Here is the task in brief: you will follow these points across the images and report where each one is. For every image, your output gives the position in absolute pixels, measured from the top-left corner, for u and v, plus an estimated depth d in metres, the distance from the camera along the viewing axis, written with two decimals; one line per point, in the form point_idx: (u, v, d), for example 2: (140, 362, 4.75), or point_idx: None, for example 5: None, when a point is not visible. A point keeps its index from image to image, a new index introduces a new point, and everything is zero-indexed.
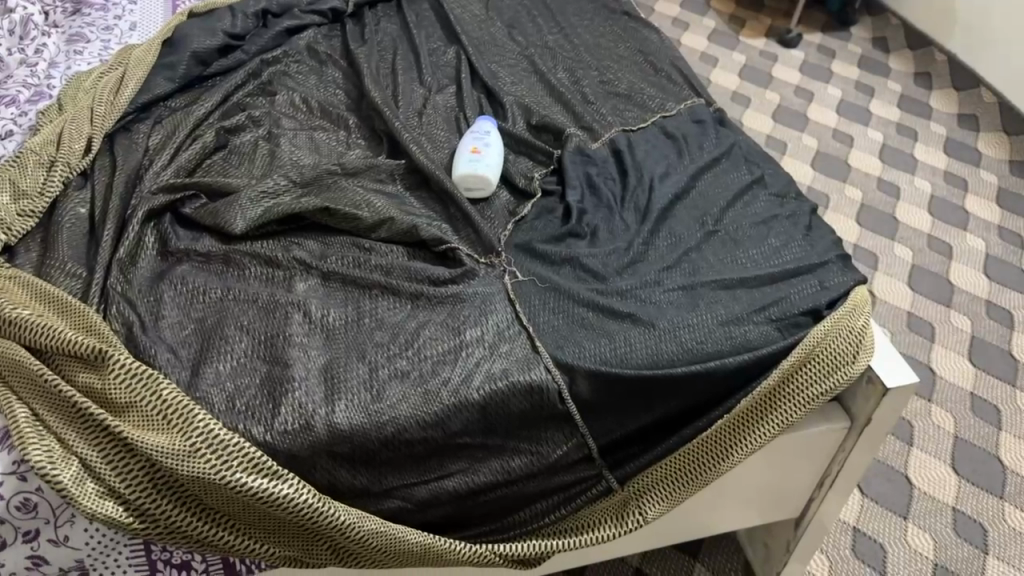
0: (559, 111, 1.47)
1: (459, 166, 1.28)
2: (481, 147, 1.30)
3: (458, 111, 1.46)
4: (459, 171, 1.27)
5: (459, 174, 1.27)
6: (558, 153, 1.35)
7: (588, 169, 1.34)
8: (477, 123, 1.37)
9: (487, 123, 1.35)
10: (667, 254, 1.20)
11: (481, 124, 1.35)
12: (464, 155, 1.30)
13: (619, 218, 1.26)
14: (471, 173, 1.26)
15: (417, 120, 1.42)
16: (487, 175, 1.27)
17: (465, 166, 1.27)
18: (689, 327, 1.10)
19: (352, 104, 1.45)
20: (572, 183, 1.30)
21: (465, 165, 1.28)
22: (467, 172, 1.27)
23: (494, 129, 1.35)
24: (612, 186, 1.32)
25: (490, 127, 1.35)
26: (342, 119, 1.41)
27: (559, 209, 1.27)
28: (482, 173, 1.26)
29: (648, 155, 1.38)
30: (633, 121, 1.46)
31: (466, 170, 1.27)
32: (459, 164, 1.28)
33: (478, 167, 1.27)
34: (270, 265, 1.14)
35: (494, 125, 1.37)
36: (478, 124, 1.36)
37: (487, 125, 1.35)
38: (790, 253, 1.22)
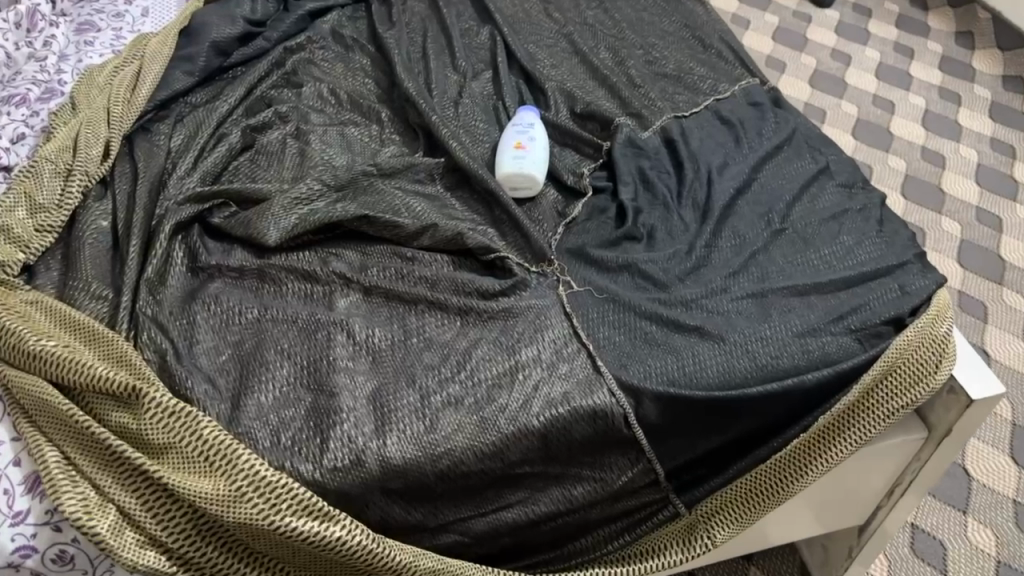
0: (604, 97, 1.38)
1: (503, 164, 1.19)
2: (525, 142, 1.22)
3: (496, 100, 1.36)
4: (503, 171, 1.19)
5: (504, 174, 1.18)
6: (607, 144, 1.26)
7: (641, 161, 1.24)
8: (517, 114, 1.27)
9: (529, 114, 1.26)
10: (733, 258, 1.11)
11: (522, 116, 1.26)
12: (507, 151, 1.21)
13: (677, 216, 1.17)
14: (517, 172, 1.18)
15: (454, 112, 1.32)
16: (534, 173, 1.18)
17: (510, 165, 1.19)
18: (763, 341, 1.02)
19: (383, 94, 1.36)
20: (625, 179, 1.21)
21: (509, 163, 1.19)
22: (512, 171, 1.18)
23: (537, 119, 1.26)
24: (668, 179, 1.22)
25: (533, 118, 1.26)
26: (374, 112, 1.32)
27: (613, 208, 1.18)
28: (529, 172, 1.18)
29: (704, 145, 1.28)
30: (684, 105, 1.36)
31: (511, 169, 1.18)
32: (503, 162, 1.19)
33: (524, 166, 1.18)
34: (308, 279, 1.06)
35: (536, 115, 1.27)
36: (519, 115, 1.27)
37: (528, 116, 1.26)
38: (865, 253, 1.13)
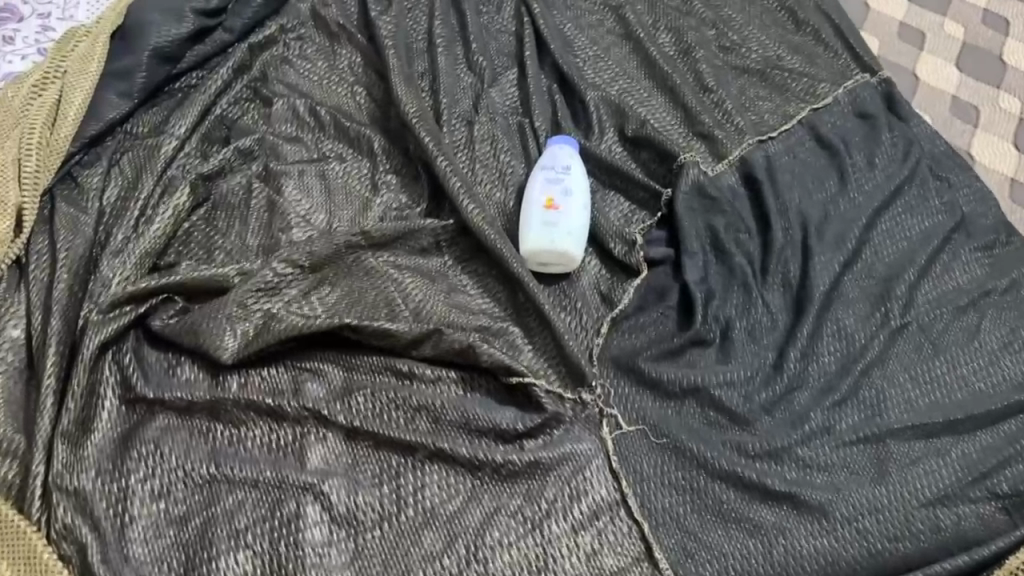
0: (664, 109, 1.05)
1: (529, 233, 0.90)
2: (559, 198, 0.92)
3: (522, 117, 1.05)
4: (529, 243, 0.90)
5: (530, 248, 0.90)
6: (669, 191, 0.95)
7: (713, 218, 0.94)
8: (549, 150, 0.97)
9: (564, 152, 0.96)
10: (835, 376, 0.83)
11: (554, 154, 0.96)
12: (535, 212, 0.91)
13: (762, 305, 0.88)
14: (548, 246, 0.89)
15: (467, 140, 1.03)
16: (570, 247, 0.89)
17: (539, 234, 0.90)
18: (877, 516, 0.76)
19: (377, 109, 1.06)
20: (693, 247, 0.91)
21: (538, 232, 0.90)
22: (541, 245, 0.89)
23: (575, 159, 0.96)
24: (749, 245, 0.92)
25: (569, 158, 0.95)
26: (364, 140, 1.02)
27: (675, 292, 0.90)
28: (564, 245, 0.89)
29: (797, 187, 0.97)
30: (770, 119, 1.03)
31: (540, 243, 0.89)
32: (529, 229, 0.91)
33: (557, 237, 0.89)
34: (273, 417, 0.81)
35: (574, 151, 0.97)
36: (550, 152, 0.96)
37: (563, 155, 0.96)
38: (1014, 365, 0.84)
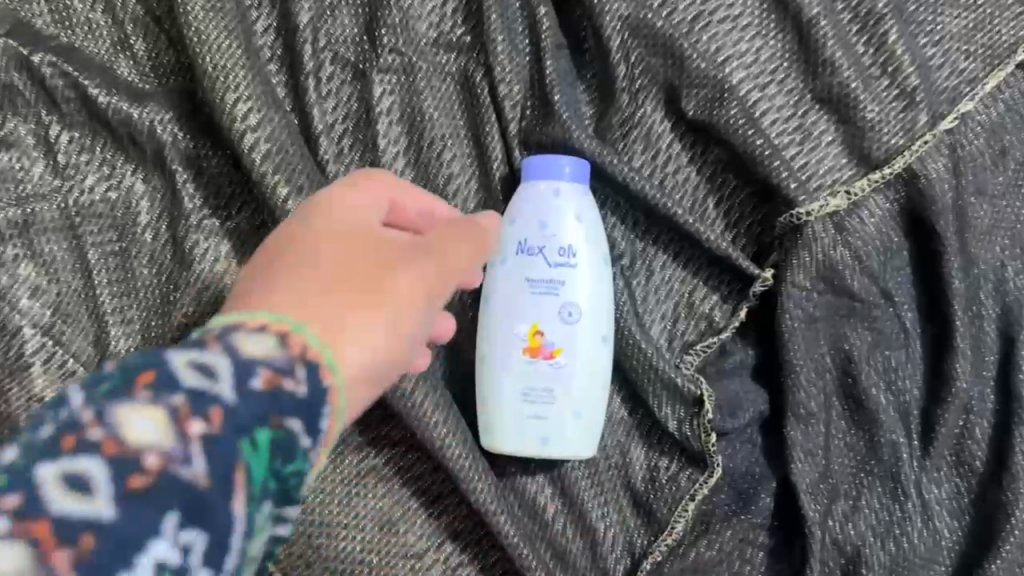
0: (758, 31, 0.52)
1: (493, 412, 0.47)
2: (552, 337, 0.46)
3: (471, 56, 0.52)
4: (496, 434, 0.47)
5: (495, 444, 0.47)
6: (768, 276, 0.49)
7: (848, 331, 0.49)
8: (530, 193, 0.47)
9: (563, 211, 0.46)
10: None
11: (544, 212, 0.46)
12: (507, 365, 0.46)
13: (920, 515, 0.49)
14: (533, 447, 0.46)
15: (357, 122, 0.51)
16: (575, 451, 0.46)
17: (515, 419, 0.46)
18: None
19: (161, 44, 0.51)
20: (810, 408, 0.48)
21: (512, 415, 0.46)
22: (520, 442, 0.46)
23: (587, 225, 0.46)
24: (903, 382, 0.50)
25: (575, 226, 0.46)
26: (146, 138, 0.50)
27: (767, 492, 0.49)
28: (563, 448, 0.46)
29: (999, 235, 0.51)
30: (963, 60, 0.52)
31: (515, 438, 0.46)
32: (494, 402, 0.47)
33: (548, 431, 0.46)
34: None
35: (584, 196, 0.47)
36: (534, 206, 0.46)
37: (562, 215, 0.46)
38: None
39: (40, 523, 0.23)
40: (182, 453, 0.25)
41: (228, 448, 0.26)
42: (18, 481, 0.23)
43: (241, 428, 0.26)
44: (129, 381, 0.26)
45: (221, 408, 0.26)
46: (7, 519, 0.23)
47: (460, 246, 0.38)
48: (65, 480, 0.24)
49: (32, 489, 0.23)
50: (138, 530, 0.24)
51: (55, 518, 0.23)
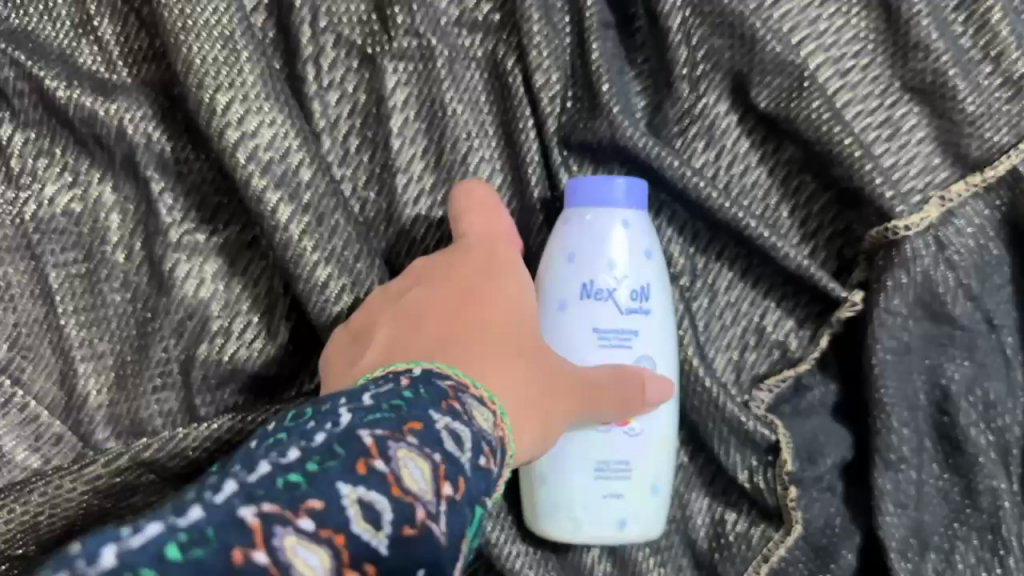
0: (838, 7, 0.44)
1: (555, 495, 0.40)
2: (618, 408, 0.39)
3: (500, 37, 0.44)
4: (559, 519, 0.40)
5: (561, 532, 0.40)
6: (858, 297, 0.42)
7: (943, 362, 0.42)
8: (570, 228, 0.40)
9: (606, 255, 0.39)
10: None
11: (604, 249, 0.39)
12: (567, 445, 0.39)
13: None
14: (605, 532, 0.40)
15: (365, 115, 0.43)
16: (649, 527, 0.40)
17: (591, 500, 0.39)
18: None
19: (131, 28, 0.42)
20: (902, 452, 0.42)
21: (587, 496, 0.39)
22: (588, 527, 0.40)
23: (653, 262, 0.40)
24: (1009, 420, 0.43)
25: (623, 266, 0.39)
26: (114, 140, 0.42)
27: (850, 548, 0.42)
28: (642, 530, 0.40)
29: None
30: None
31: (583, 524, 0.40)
32: (557, 481, 0.40)
33: (620, 513, 0.39)
34: None
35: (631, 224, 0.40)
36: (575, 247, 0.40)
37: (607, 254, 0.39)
38: None
39: (342, 533, 0.22)
40: (437, 509, 0.24)
41: (469, 514, 0.25)
42: (323, 488, 0.22)
43: (473, 504, 0.25)
44: (401, 422, 0.25)
45: (463, 480, 0.25)
46: (313, 522, 0.21)
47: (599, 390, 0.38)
48: (364, 503, 0.22)
49: (338, 499, 0.22)
50: (409, 564, 0.22)
51: (355, 534, 0.22)
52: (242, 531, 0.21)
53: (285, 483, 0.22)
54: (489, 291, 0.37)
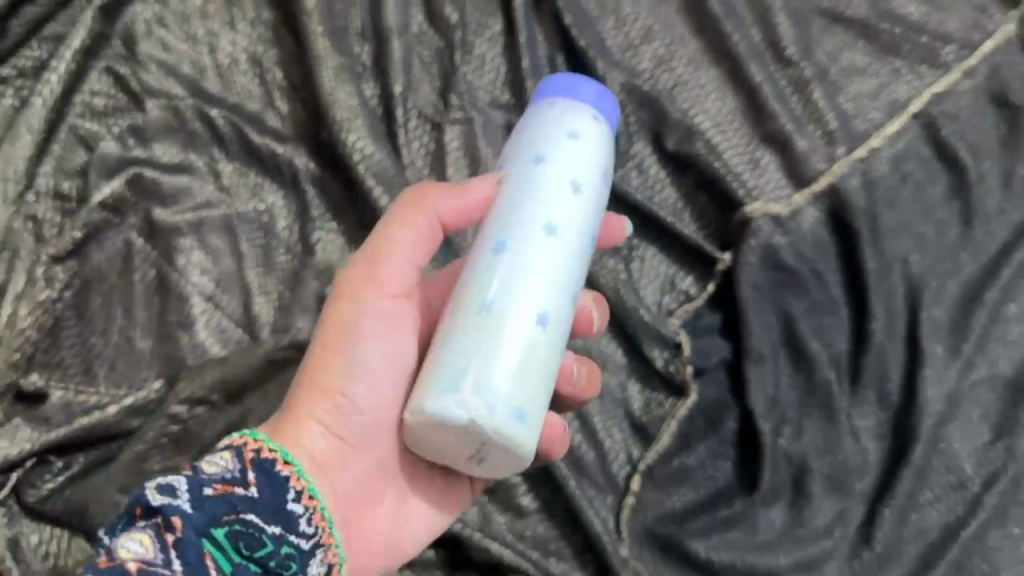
0: (719, 96, 0.73)
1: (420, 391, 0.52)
2: (492, 237, 0.51)
3: (514, 113, 0.74)
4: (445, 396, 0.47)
5: (433, 389, 0.47)
6: (727, 256, 0.69)
7: (788, 300, 0.67)
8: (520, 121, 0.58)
9: (552, 138, 0.54)
10: (934, 544, 0.64)
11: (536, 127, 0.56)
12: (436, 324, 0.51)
13: (849, 435, 0.65)
14: (453, 378, 0.47)
15: (432, 157, 0.73)
16: (486, 379, 0.47)
17: (451, 377, 0.47)
18: None
19: (298, 108, 0.73)
20: (762, 352, 0.66)
21: (448, 376, 0.47)
22: (442, 373, 0.48)
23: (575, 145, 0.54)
24: (835, 338, 0.67)
25: (565, 141, 0.54)
26: (285, 167, 0.72)
27: (731, 417, 0.66)
28: (495, 398, 0.46)
29: (904, 233, 0.69)
30: (871, 111, 0.72)
31: (435, 364, 0.48)
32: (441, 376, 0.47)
33: (471, 330, 0.48)
34: None
35: (596, 122, 0.56)
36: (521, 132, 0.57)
37: (552, 126, 0.55)
38: None
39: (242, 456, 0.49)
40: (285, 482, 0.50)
41: (198, 536, 0.45)
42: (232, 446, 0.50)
43: (202, 529, 0.45)
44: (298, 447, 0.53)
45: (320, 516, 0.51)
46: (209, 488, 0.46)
47: (448, 202, 0.56)
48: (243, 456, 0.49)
49: (225, 458, 0.49)
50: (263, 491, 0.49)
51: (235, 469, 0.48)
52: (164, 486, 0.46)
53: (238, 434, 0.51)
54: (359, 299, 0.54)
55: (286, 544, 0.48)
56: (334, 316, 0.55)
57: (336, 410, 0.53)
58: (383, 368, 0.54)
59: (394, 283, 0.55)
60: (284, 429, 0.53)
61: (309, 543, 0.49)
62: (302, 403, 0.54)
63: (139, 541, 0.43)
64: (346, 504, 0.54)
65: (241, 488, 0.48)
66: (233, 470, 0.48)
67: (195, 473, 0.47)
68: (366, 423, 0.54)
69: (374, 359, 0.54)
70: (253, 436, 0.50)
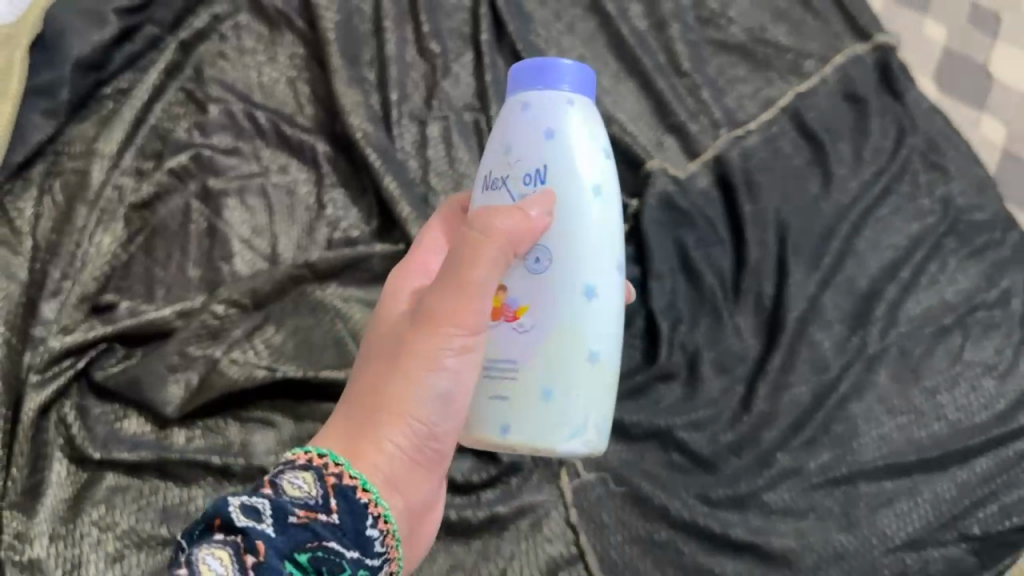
0: (632, 99, 0.97)
1: (474, 405, 0.61)
2: (575, 279, 0.59)
3: (479, 112, 0.97)
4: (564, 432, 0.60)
5: (562, 436, 0.60)
6: (635, 203, 0.89)
7: (682, 233, 0.88)
8: (527, 115, 0.61)
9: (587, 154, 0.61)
10: (805, 411, 0.79)
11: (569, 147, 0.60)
12: (505, 347, 0.60)
13: (732, 331, 0.83)
14: (577, 426, 0.60)
15: (418, 144, 0.96)
16: (591, 410, 0.61)
17: (561, 414, 0.60)
18: (842, 564, 0.72)
19: (319, 112, 0.98)
20: (662, 270, 0.85)
21: (559, 411, 0.60)
22: (564, 424, 0.60)
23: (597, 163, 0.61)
24: (719, 261, 0.87)
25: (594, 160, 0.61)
26: (307, 149, 0.96)
27: (639, 318, 0.85)
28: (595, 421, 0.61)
29: (775, 186, 0.90)
30: (748, 107, 0.95)
31: (544, 406, 0.59)
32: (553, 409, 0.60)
33: (582, 383, 0.60)
34: (221, 475, 0.79)
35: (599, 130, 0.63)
36: (549, 150, 0.60)
37: (580, 153, 0.60)
38: (997, 391, 0.80)
39: (326, 479, 0.54)
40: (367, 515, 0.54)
41: (280, 560, 0.49)
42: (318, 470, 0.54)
43: (284, 552, 0.50)
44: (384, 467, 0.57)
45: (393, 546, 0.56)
46: (296, 509, 0.51)
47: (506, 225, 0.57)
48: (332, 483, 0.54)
49: (311, 480, 0.53)
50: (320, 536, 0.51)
51: (317, 499, 0.53)
52: (252, 510, 0.50)
53: (307, 475, 0.54)
54: (437, 318, 0.58)
55: (362, 567, 0.53)
56: (418, 350, 0.57)
57: (419, 429, 0.58)
58: (457, 390, 0.59)
59: (474, 320, 0.58)
60: (362, 454, 0.56)
61: (380, 561, 0.55)
62: (376, 420, 0.57)
63: (219, 558, 0.48)
64: (412, 517, 0.61)
65: (323, 514, 0.52)
66: (315, 492, 0.53)
67: (279, 497, 0.51)
68: (434, 442, 0.59)
69: (447, 383, 0.58)
70: (332, 458, 0.55)
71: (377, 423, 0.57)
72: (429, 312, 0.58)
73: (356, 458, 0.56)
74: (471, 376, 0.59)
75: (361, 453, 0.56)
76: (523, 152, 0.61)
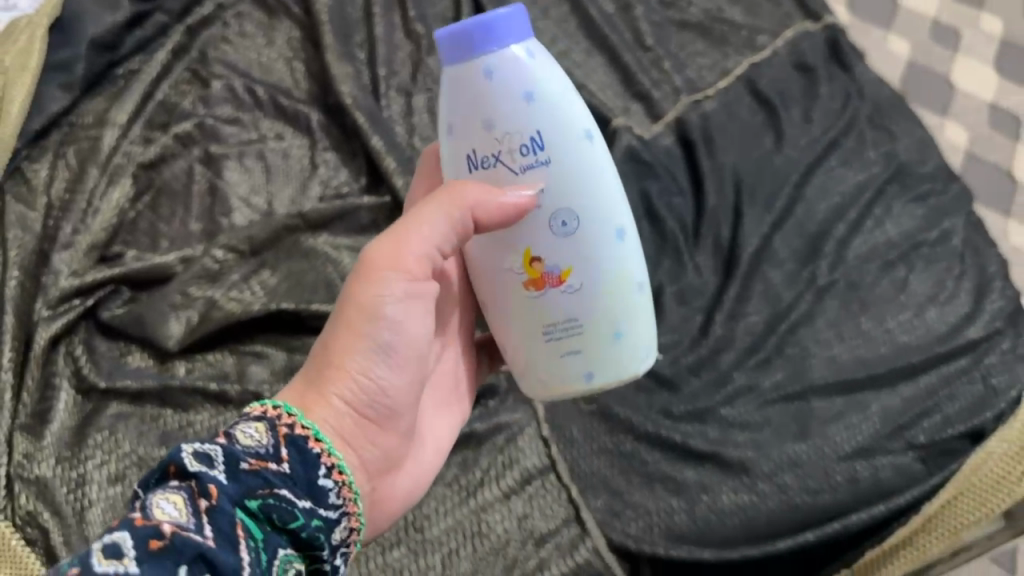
0: (601, 71, 1.05)
1: (552, 363, 0.61)
2: (601, 226, 0.58)
3: None
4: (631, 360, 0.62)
5: (640, 357, 0.62)
6: None
7: (647, 182, 0.95)
8: (495, 83, 0.55)
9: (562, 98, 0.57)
10: (760, 336, 0.86)
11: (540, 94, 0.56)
12: (561, 310, 0.59)
13: (692, 268, 0.90)
14: (645, 350, 0.62)
15: (404, 113, 1.04)
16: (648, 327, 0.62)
17: (625, 343, 0.61)
18: (797, 470, 0.77)
19: (314, 87, 1.07)
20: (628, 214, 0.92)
21: (622, 341, 0.61)
22: (637, 351, 0.61)
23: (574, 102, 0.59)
24: (681, 208, 0.94)
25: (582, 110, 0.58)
26: (302, 118, 1.04)
27: None
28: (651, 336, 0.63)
29: (731, 143, 0.98)
30: (707, 77, 1.04)
31: (615, 345, 0.60)
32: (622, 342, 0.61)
33: (635, 312, 0.61)
34: (218, 400, 0.85)
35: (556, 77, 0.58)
36: (534, 117, 0.55)
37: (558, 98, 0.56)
38: (938, 316, 0.86)
39: (276, 432, 0.52)
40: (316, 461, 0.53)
41: (231, 506, 0.47)
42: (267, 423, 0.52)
43: (235, 499, 0.48)
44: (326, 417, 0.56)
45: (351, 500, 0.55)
46: (247, 458, 0.49)
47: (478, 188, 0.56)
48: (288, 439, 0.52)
49: (261, 432, 0.51)
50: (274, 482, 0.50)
51: (269, 450, 0.51)
52: (204, 457, 0.48)
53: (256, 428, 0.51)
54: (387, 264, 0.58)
55: (316, 517, 0.51)
56: (356, 301, 0.57)
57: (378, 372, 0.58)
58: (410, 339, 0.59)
59: (414, 265, 0.58)
60: (314, 403, 0.55)
61: (336, 513, 0.54)
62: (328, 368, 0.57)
63: (173, 502, 0.45)
64: (371, 473, 0.60)
65: (274, 463, 0.50)
66: (267, 442, 0.51)
67: (232, 444, 0.49)
68: (388, 397, 0.59)
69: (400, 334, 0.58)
70: (286, 411, 0.53)
71: (331, 371, 0.57)
72: (368, 263, 0.58)
73: (309, 407, 0.55)
74: (416, 326, 0.59)
75: (311, 403, 0.55)
76: (505, 125, 0.56)
